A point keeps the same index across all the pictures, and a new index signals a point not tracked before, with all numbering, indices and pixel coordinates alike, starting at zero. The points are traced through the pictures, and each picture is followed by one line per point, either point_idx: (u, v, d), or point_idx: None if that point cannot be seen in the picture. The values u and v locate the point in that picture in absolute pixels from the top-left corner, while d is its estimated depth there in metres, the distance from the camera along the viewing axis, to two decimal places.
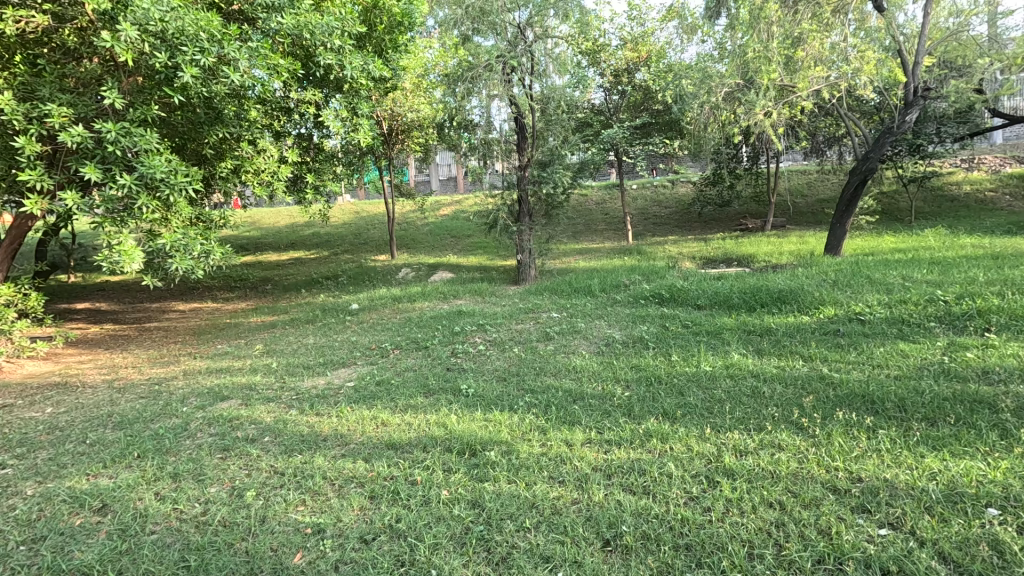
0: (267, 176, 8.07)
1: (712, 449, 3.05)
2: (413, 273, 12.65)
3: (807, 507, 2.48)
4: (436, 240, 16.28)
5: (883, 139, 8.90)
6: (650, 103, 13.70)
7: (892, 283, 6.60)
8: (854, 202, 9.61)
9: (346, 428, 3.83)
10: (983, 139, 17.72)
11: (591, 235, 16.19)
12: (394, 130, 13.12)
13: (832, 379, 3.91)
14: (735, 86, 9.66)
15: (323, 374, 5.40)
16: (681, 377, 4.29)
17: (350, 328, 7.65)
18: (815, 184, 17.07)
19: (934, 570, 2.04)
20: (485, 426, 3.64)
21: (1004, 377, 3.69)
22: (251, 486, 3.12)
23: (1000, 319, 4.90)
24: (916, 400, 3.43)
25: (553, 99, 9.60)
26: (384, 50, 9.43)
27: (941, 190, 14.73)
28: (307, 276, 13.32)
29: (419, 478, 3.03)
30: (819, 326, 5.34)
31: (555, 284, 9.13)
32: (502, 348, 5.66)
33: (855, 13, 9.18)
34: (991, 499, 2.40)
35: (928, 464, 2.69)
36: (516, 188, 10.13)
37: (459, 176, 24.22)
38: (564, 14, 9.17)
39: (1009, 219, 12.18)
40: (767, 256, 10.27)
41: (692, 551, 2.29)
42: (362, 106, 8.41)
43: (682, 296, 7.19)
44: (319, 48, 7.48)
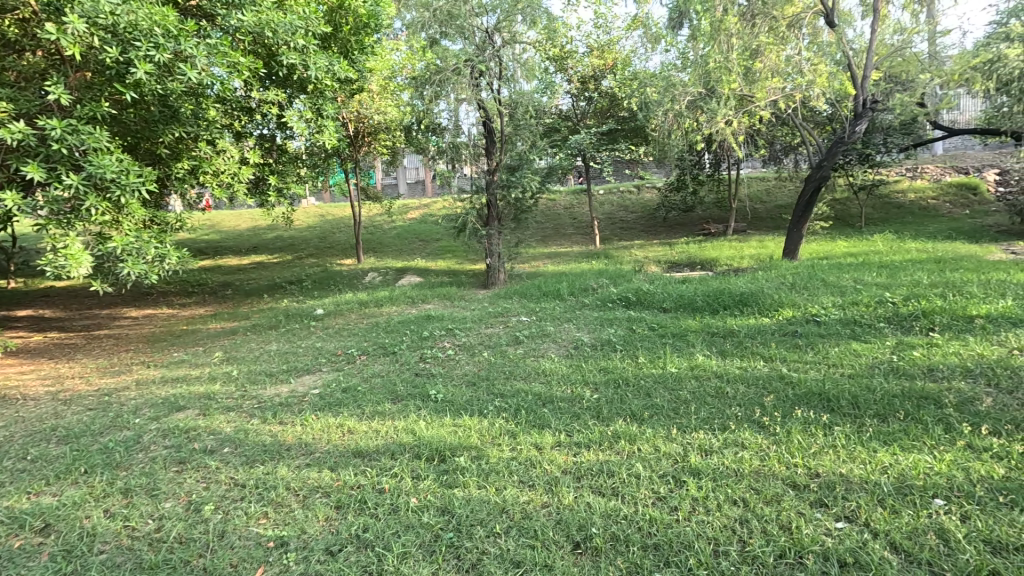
0: (228, 177, 7.78)
1: (679, 450, 3.11)
2: (380, 277, 12.45)
3: (769, 503, 2.55)
4: (404, 244, 16.10)
5: (835, 149, 9.32)
6: (617, 109, 13.91)
7: (845, 285, 6.91)
8: (810, 207, 9.99)
9: (311, 437, 3.72)
10: (926, 150, 18.80)
11: (559, 239, 16.34)
12: (361, 133, 12.92)
13: (791, 378, 4.05)
14: (698, 95, 9.95)
15: (286, 382, 5.25)
16: (647, 379, 4.37)
17: (315, 333, 7.47)
18: (773, 191, 17.72)
19: (886, 560, 2.13)
20: (454, 431, 3.61)
21: (947, 375, 3.89)
22: (209, 500, 2.99)
23: (942, 319, 5.19)
24: (868, 398, 3.58)
25: (521, 105, 9.68)
26: (349, 52, 9.26)
27: (888, 198, 15.52)
28: (270, 280, 12.94)
29: (387, 486, 2.97)
30: (778, 327, 5.54)
31: (525, 288, 9.15)
32: (471, 353, 5.63)
33: (808, 28, 9.65)
34: (937, 490, 2.53)
35: (881, 459, 2.82)
36: (485, 192, 10.13)
37: (428, 179, 24.04)
38: (532, 21, 9.21)
39: (949, 225, 12.96)
40: (729, 260, 10.59)
41: (660, 550, 2.32)
42: (327, 108, 8.26)
43: (648, 299, 7.34)
44: (281, 47, 7.34)
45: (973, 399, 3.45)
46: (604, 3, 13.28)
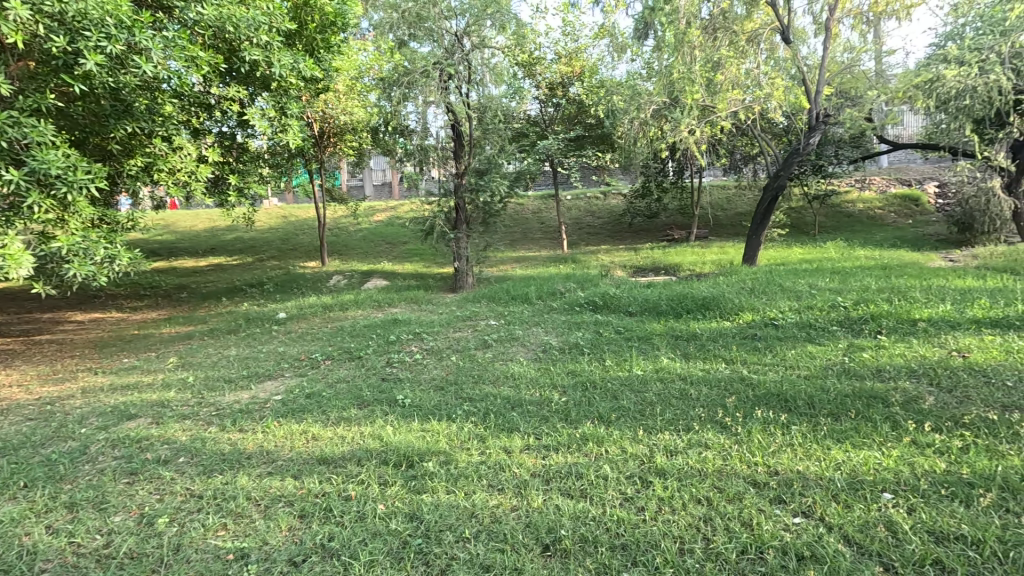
0: (184, 176, 7.46)
1: (645, 451, 3.17)
2: (345, 280, 12.22)
3: (731, 501, 2.63)
4: (370, 247, 15.84)
5: (791, 159, 9.71)
6: (584, 116, 14.14)
7: (801, 290, 7.22)
8: (767, 215, 10.38)
9: (273, 444, 3.61)
10: (873, 162, 19.86)
11: (527, 243, 16.43)
12: (326, 132, 12.69)
13: (752, 380, 4.20)
14: (663, 104, 10.23)
15: (247, 388, 5.07)
16: (614, 381, 4.44)
17: (277, 338, 7.25)
18: (733, 199, 18.33)
19: (840, 553, 2.22)
20: (422, 436, 3.57)
21: (894, 375, 4.11)
22: (163, 512, 2.85)
23: (889, 322, 5.48)
24: (823, 398, 3.73)
25: (489, 109, 9.70)
26: (315, 50, 9.04)
27: (839, 207, 16.30)
28: (229, 283, 12.49)
29: (354, 493, 2.91)
30: (739, 331, 5.73)
31: (493, 292, 9.17)
32: (439, 357, 5.58)
33: (766, 43, 10.06)
34: (886, 484, 2.66)
35: (834, 455, 2.96)
36: (453, 196, 10.09)
37: (395, 181, 23.76)
38: (501, 26, 9.24)
39: (894, 234, 13.72)
40: (692, 266, 10.89)
41: (627, 550, 2.35)
42: (292, 106, 8.07)
43: (614, 303, 7.47)
44: (243, 42, 7.13)
45: (917, 398, 3.65)
46: (571, 11, 13.48)
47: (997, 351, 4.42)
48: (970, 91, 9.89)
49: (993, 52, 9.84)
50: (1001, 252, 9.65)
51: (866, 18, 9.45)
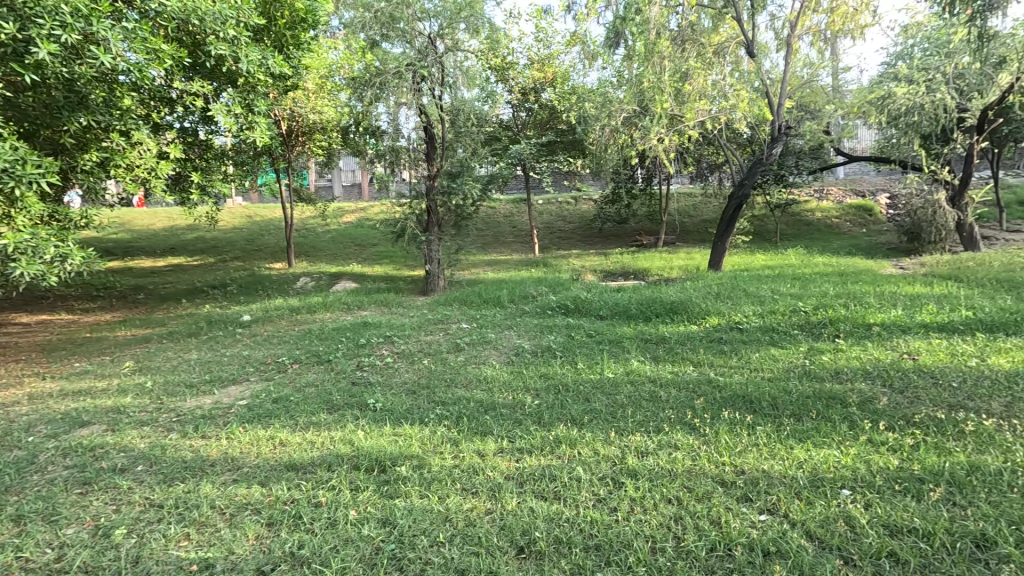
0: (144, 172, 7.16)
1: (617, 452, 3.23)
2: (313, 282, 11.95)
3: (700, 501, 2.70)
4: (339, 249, 15.58)
5: (754, 169, 10.00)
6: (556, 122, 14.29)
7: (764, 295, 7.47)
8: (732, 223, 10.70)
9: (238, 451, 3.50)
10: (830, 173, 20.75)
11: (499, 247, 16.46)
12: (295, 131, 12.39)
13: (718, 382, 4.31)
14: (633, 112, 10.48)
15: (209, 393, 4.89)
16: (587, 384, 4.49)
17: (242, 341, 7.02)
18: (699, 207, 18.83)
19: (803, 547, 2.31)
20: (395, 440, 3.52)
21: (851, 376, 4.31)
22: (121, 523, 2.73)
23: (846, 326, 5.73)
24: (785, 400, 3.87)
25: (462, 112, 9.65)
26: (285, 46, 8.83)
27: (799, 216, 16.94)
28: (189, 284, 12.05)
29: (324, 499, 2.85)
30: (706, 334, 5.89)
31: (465, 295, 9.14)
32: (411, 361, 5.52)
33: (731, 56, 10.36)
34: (845, 481, 2.78)
35: (796, 454, 3.07)
36: (425, 198, 10.03)
37: (364, 182, 23.41)
38: (474, 30, 9.20)
39: (849, 242, 14.35)
40: (660, 271, 11.13)
41: (601, 550, 2.38)
42: (259, 103, 7.87)
43: (585, 307, 7.56)
44: (209, 36, 6.94)
45: (872, 398, 3.83)
46: (544, 18, 13.62)
47: (943, 354, 4.67)
48: (918, 108, 10.50)
49: (939, 72, 10.56)
50: (947, 260, 10.22)
51: (824, 35, 9.87)
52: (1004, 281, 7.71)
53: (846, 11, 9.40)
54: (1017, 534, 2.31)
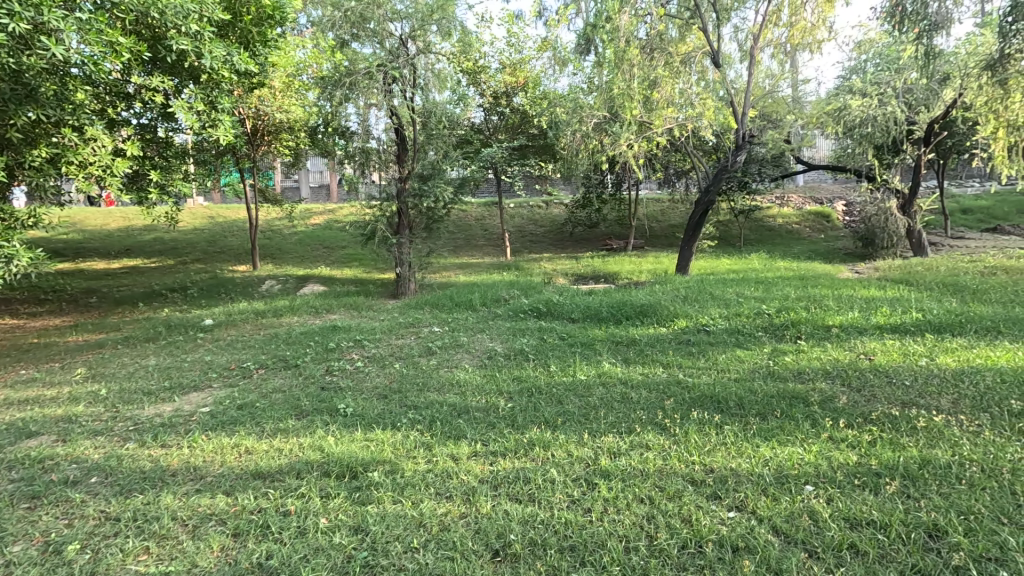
0: (98, 170, 6.74)
1: (590, 453, 3.25)
2: (279, 285, 11.64)
3: (671, 499, 2.75)
4: (306, 251, 15.23)
5: (720, 176, 10.28)
6: (528, 126, 14.36)
7: (730, 298, 7.68)
8: (698, 228, 10.98)
9: (201, 459, 3.37)
10: (791, 180, 21.56)
11: (470, 250, 16.42)
12: (260, 131, 12.09)
13: (687, 383, 4.41)
14: (603, 118, 10.65)
15: (169, 400, 4.69)
16: (559, 387, 4.52)
17: (203, 346, 6.78)
18: (667, 212, 19.23)
19: (770, 542, 2.38)
20: (366, 446, 3.46)
21: (811, 376, 4.48)
22: (73, 538, 2.58)
23: (806, 328, 5.95)
24: (750, 399, 3.99)
25: (434, 114, 9.59)
26: (250, 43, 8.57)
27: (762, 221, 17.51)
28: (147, 287, 11.56)
29: (293, 508, 2.77)
30: (674, 336, 6.02)
31: (436, 298, 9.07)
32: (382, 365, 5.45)
33: (698, 66, 10.60)
34: (808, 478, 2.88)
35: (763, 452, 3.17)
36: (396, 200, 9.94)
37: (333, 183, 22.97)
38: (446, 33, 9.13)
39: (808, 248, 14.93)
40: (630, 274, 11.33)
41: (576, 551, 2.40)
42: (223, 101, 7.60)
43: (557, 310, 7.61)
44: (170, 30, 6.70)
45: (832, 397, 3.99)
46: (516, 23, 13.70)
47: (897, 354, 4.91)
48: (872, 120, 11.04)
49: (890, 86, 11.17)
50: (899, 265, 10.74)
51: (785, 48, 10.24)
52: (950, 285, 8.16)
53: (805, 26, 9.80)
54: (965, 523, 2.44)
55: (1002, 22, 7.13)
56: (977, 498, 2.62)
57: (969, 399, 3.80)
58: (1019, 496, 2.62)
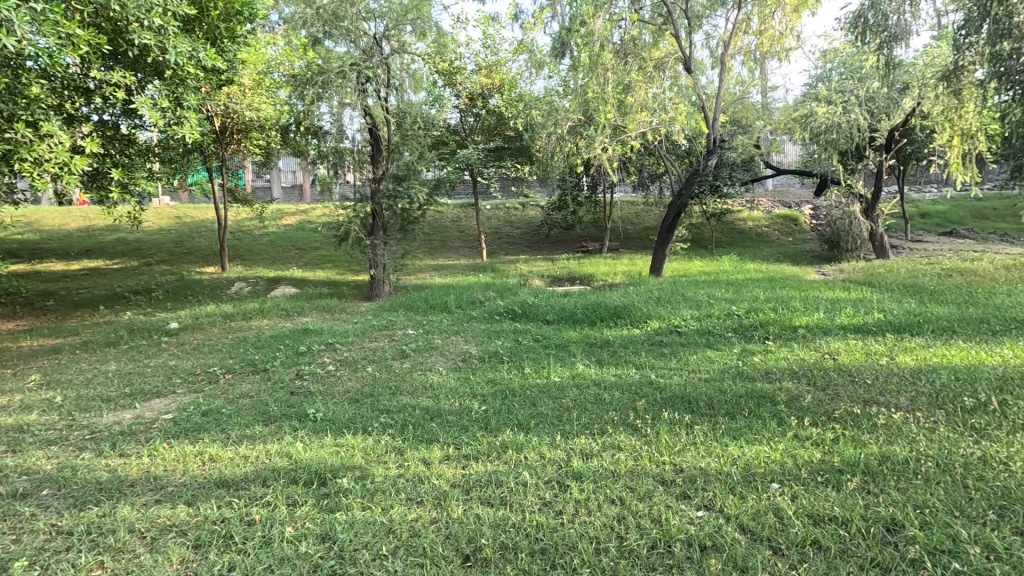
0: (55, 167, 6.45)
1: (562, 455, 3.26)
2: (249, 287, 11.37)
3: (642, 499, 2.78)
4: (277, 252, 14.92)
5: (692, 180, 10.44)
6: (503, 128, 14.38)
7: (701, 300, 7.83)
8: (671, 231, 11.14)
9: (162, 469, 3.25)
10: (760, 185, 22.15)
11: (446, 251, 16.34)
12: (229, 129, 11.88)
13: (658, 384, 4.46)
14: (578, 121, 10.71)
15: (130, 408, 4.51)
16: (533, 389, 4.52)
17: (168, 351, 6.56)
18: (641, 214, 19.48)
19: (737, 540, 2.42)
20: (336, 451, 3.39)
21: (779, 376, 4.59)
22: (21, 555, 2.45)
23: (775, 329, 6.10)
24: (720, 399, 4.06)
25: (409, 115, 9.51)
26: (218, 39, 8.33)
27: (733, 224, 17.89)
28: (108, 289, 11.12)
29: (258, 517, 2.70)
30: (647, 337, 6.10)
31: (411, 300, 9.00)
32: (354, 368, 5.35)
33: (670, 71, 10.80)
34: (774, 475, 2.94)
35: (731, 451, 3.22)
36: (370, 201, 9.81)
37: (306, 182, 22.51)
38: (421, 33, 9.08)
39: (777, 250, 15.32)
40: (604, 276, 11.44)
41: (547, 554, 2.39)
42: (189, 97, 7.37)
43: (533, 312, 7.62)
44: (132, 24, 6.48)
45: (798, 396, 4.09)
46: (492, 25, 13.70)
47: (859, 353, 5.07)
48: (836, 127, 11.37)
49: (853, 94, 11.48)
50: (863, 268, 11.11)
51: (754, 56, 10.51)
52: (911, 287, 8.47)
53: (773, 34, 10.08)
54: (921, 517, 2.53)
55: (956, 35, 7.46)
56: (932, 492, 2.72)
57: (926, 396, 3.96)
58: (970, 489, 2.74)
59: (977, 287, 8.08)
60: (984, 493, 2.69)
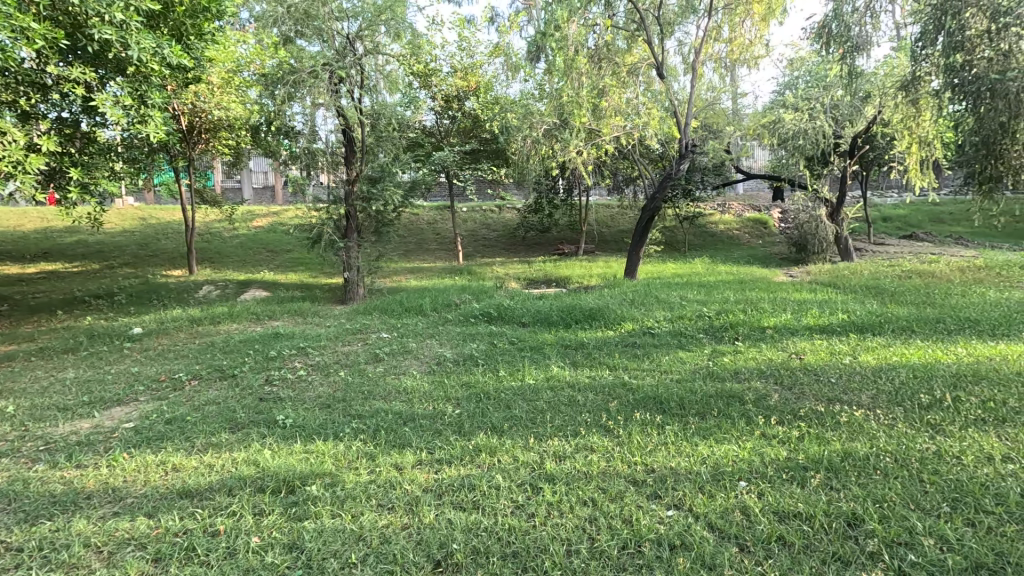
0: (8, 166, 6.16)
1: (535, 457, 3.27)
2: (218, 291, 11.08)
3: (613, 500, 2.80)
4: (247, 255, 14.56)
5: (665, 184, 10.58)
6: (479, 130, 14.33)
7: (674, 302, 7.97)
8: (645, 234, 11.28)
9: (121, 480, 3.14)
10: (731, 188, 22.70)
11: (421, 254, 16.22)
12: (196, 128, 11.53)
13: (631, 385, 4.52)
14: (553, 125, 10.76)
15: (88, 417, 4.34)
16: (507, 392, 4.51)
17: (130, 357, 6.33)
18: (617, 217, 19.72)
19: (705, 538, 2.46)
20: (306, 458, 3.32)
21: (747, 375, 4.70)
22: None
23: (744, 330, 6.24)
24: (691, 399, 4.14)
25: (383, 116, 9.42)
26: (184, 36, 8.12)
27: (706, 227, 18.25)
28: (67, 294, 10.68)
29: (222, 527, 2.62)
30: (621, 339, 6.17)
31: (386, 303, 8.90)
32: (326, 373, 5.26)
33: (644, 77, 11.00)
34: (742, 474, 3.01)
35: (701, 451, 3.28)
36: (344, 203, 9.66)
37: (278, 184, 22.05)
38: (395, 34, 8.98)
39: (747, 253, 15.68)
40: (580, 279, 11.54)
41: (518, 557, 2.39)
42: (154, 95, 7.16)
43: (508, 314, 7.63)
44: (92, 18, 6.26)
45: (765, 395, 4.19)
46: (467, 27, 13.70)
47: (824, 353, 5.23)
48: (803, 133, 11.74)
49: (819, 102, 11.82)
50: (829, 270, 11.46)
51: (724, 63, 10.77)
52: (873, 288, 8.79)
53: (743, 42, 10.34)
54: (880, 511, 2.61)
55: (914, 47, 7.81)
56: (891, 487, 2.81)
57: (886, 394, 4.10)
58: (925, 483, 2.84)
59: (935, 289, 8.43)
60: (938, 486, 2.80)
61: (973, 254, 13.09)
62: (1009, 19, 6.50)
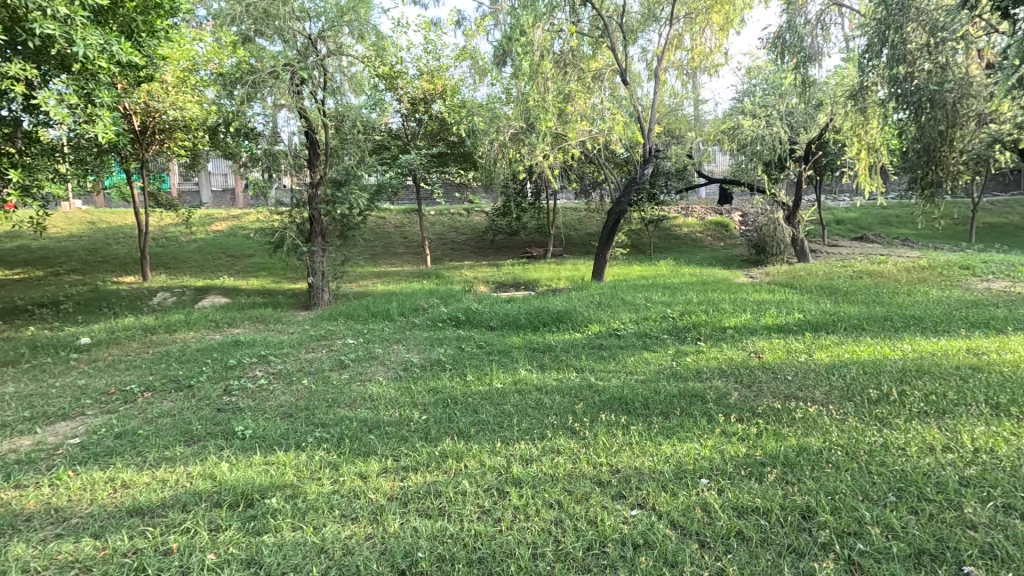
0: None
1: (502, 462, 3.26)
2: (174, 298, 10.65)
3: (579, 502, 2.82)
4: (207, 260, 14.07)
5: (630, 188, 10.79)
6: (446, 134, 14.28)
7: (639, 303, 8.12)
8: (611, 237, 11.46)
9: (66, 499, 2.97)
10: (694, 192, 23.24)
11: (388, 258, 16.01)
12: (150, 128, 11.10)
13: (597, 387, 4.57)
14: (520, 129, 10.82)
15: (29, 433, 4.09)
16: (475, 397, 4.49)
17: (77, 369, 6.00)
18: (584, 220, 19.96)
19: (667, 536, 2.51)
20: (266, 470, 3.22)
21: (709, 375, 4.83)
22: None
23: (706, 330, 6.42)
24: (655, 399, 4.22)
25: (348, 118, 9.29)
26: (135, 33, 7.78)
27: (670, 230, 18.69)
28: (8, 302, 10.08)
29: (176, 545, 2.51)
30: (588, 341, 6.23)
31: (352, 308, 8.75)
32: (289, 381, 5.12)
33: (609, 83, 11.19)
34: (703, 471, 3.08)
35: (664, 450, 3.35)
36: (307, 207, 9.44)
37: (238, 187, 21.36)
38: (360, 35, 8.84)
39: (710, 255, 16.12)
40: (548, 281, 11.61)
41: (484, 563, 2.38)
42: (102, 94, 6.86)
43: (476, 318, 7.60)
44: (32, 12, 5.93)
45: (726, 394, 4.32)
46: (433, 31, 13.65)
47: (781, 352, 5.40)
48: (761, 139, 12.19)
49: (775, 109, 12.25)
50: (786, 271, 11.92)
51: (686, 70, 11.03)
52: (827, 288, 9.18)
53: (703, 51, 10.67)
54: (831, 502, 2.73)
55: (861, 59, 8.05)
56: (841, 479, 2.93)
57: (839, 390, 4.27)
58: (874, 475, 2.98)
59: (882, 288, 8.90)
60: (885, 477, 2.93)
61: (916, 254, 14.07)
62: (946, 35, 6.84)
